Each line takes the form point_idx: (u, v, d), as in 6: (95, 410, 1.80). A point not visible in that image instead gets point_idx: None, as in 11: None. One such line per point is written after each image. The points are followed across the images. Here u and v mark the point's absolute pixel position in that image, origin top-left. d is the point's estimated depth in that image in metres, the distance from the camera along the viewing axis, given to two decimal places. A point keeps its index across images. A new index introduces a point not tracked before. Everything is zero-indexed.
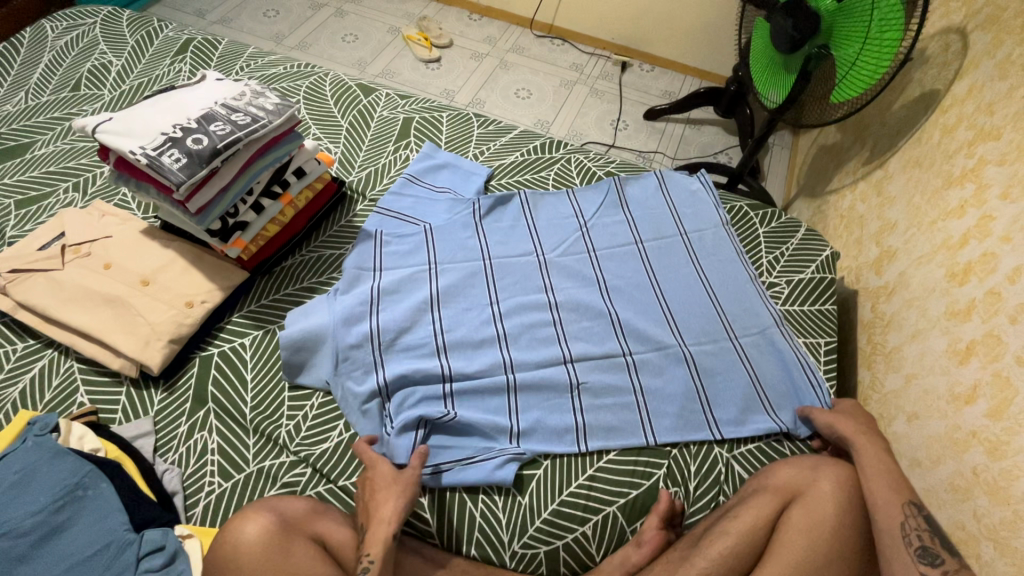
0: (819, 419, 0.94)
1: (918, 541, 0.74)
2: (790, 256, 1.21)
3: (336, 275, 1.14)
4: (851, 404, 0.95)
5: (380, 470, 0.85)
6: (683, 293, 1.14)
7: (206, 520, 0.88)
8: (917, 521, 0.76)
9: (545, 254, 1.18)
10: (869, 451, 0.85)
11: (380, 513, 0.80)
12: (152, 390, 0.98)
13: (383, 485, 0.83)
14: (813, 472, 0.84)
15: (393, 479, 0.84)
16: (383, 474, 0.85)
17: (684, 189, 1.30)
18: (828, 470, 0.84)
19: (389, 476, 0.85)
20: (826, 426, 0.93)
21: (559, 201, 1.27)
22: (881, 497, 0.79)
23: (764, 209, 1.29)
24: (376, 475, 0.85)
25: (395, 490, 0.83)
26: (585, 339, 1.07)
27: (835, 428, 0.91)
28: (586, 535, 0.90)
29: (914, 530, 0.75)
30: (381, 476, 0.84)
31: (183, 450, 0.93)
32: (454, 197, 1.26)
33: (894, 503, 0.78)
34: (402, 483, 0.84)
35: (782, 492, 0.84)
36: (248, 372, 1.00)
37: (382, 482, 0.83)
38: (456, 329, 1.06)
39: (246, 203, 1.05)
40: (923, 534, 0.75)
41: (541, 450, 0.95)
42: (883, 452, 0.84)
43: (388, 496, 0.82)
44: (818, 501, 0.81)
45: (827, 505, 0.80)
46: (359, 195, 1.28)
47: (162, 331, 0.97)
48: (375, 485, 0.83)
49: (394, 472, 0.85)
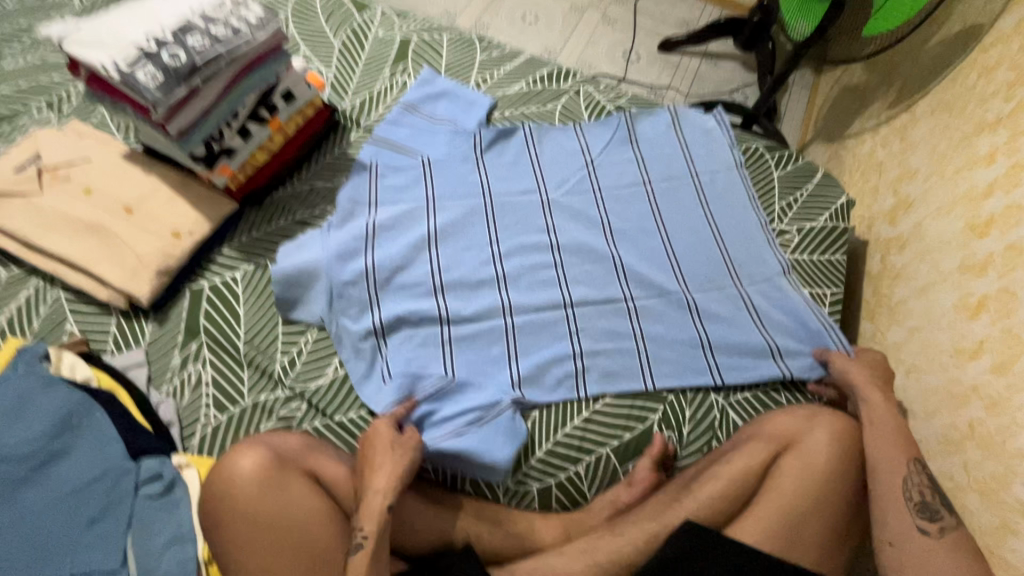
0: (837, 366, 0.93)
1: (917, 496, 0.76)
2: (804, 203, 1.16)
3: (330, 209, 1.09)
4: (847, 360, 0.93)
5: (381, 434, 0.83)
6: (690, 238, 1.10)
7: (204, 450, 0.87)
8: (920, 475, 0.77)
9: (548, 193, 1.13)
10: (873, 405, 0.85)
11: (373, 484, 0.78)
12: (143, 322, 0.96)
13: (381, 451, 0.81)
14: (809, 421, 0.84)
15: (393, 443, 0.82)
16: (384, 438, 0.82)
17: (698, 127, 1.22)
18: (825, 420, 0.84)
19: (389, 441, 0.82)
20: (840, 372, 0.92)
21: (566, 136, 1.20)
22: (882, 447, 0.80)
23: (781, 151, 1.22)
24: (375, 438, 0.82)
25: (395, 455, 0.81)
26: (587, 283, 1.04)
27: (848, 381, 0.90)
28: (578, 475, 0.92)
29: (915, 485, 0.76)
30: (381, 441, 0.82)
31: (177, 382, 0.91)
32: (454, 129, 1.19)
33: (896, 457, 0.78)
34: (402, 449, 0.82)
35: (777, 440, 0.85)
36: (240, 307, 0.98)
37: (382, 446, 0.81)
38: (453, 269, 1.02)
39: (232, 128, 0.97)
40: (923, 489, 0.76)
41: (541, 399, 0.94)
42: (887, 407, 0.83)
43: (393, 462, 0.80)
44: (812, 450, 0.81)
45: (820, 454, 0.81)
46: (353, 124, 1.20)
47: (149, 262, 0.94)
48: (373, 448, 0.81)
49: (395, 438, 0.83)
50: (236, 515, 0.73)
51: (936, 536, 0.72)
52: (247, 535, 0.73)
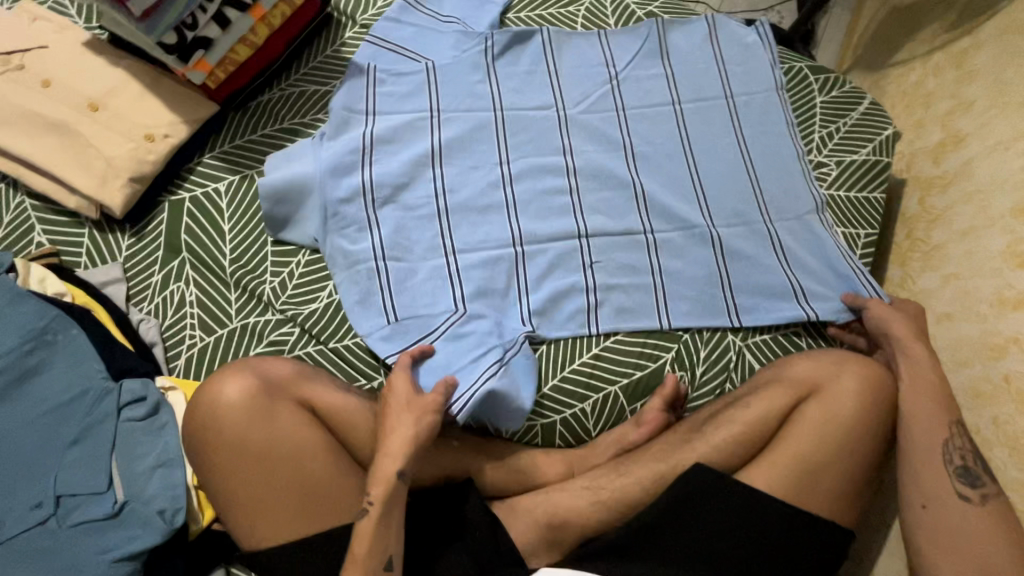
0: (875, 314, 0.87)
1: (958, 461, 0.74)
2: (846, 133, 1.05)
3: (322, 117, 0.98)
4: (885, 308, 0.86)
5: (395, 391, 0.76)
6: (719, 168, 1.00)
7: (191, 373, 0.82)
8: (962, 440, 0.75)
9: (565, 109, 1.01)
10: (910, 364, 0.81)
11: (387, 450, 0.72)
12: (119, 235, 0.87)
13: (396, 409, 0.75)
14: (837, 367, 0.80)
15: (407, 402, 0.75)
16: (398, 396, 0.76)
17: (737, 41, 1.09)
18: (854, 366, 0.79)
19: (404, 398, 0.76)
20: (878, 322, 0.86)
21: (588, 45, 1.06)
22: (925, 410, 0.77)
23: (827, 73, 1.09)
24: (391, 397, 0.76)
25: (410, 415, 0.74)
26: (602, 212, 0.95)
27: (888, 334, 0.85)
28: (584, 412, 0.88)
29: (957, 450, 0.74)
30: (396, 398, 0.75)
31: (158, 300, 0.85)
32: (462, 30, 1.05)
33: (940, 421, 0.76)
34: (418, 408, 0.75)
35: (800, 385, 0.80)
36: (225, 222, 0.89)
37: (395, 405, 0.75)
38: (457, 191, 0.93)
39: (206, 13, 0.83)
40: (965, 454, 0.74)
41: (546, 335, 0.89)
42: (931, 368, 0.80)
43: (405, 424, 0.73)
44: (838, 398, 0.77)
45: (846, 402, 0.77)
46: (348, 20, 1.05)
47: (120, 167, 0.84)
48: (388, 408, 0.75)
49: (411, 396, 0.76)
50: (227, 445, 0.71)
51: (976, 503, 0.71)
52: (244, 474, 0.70)
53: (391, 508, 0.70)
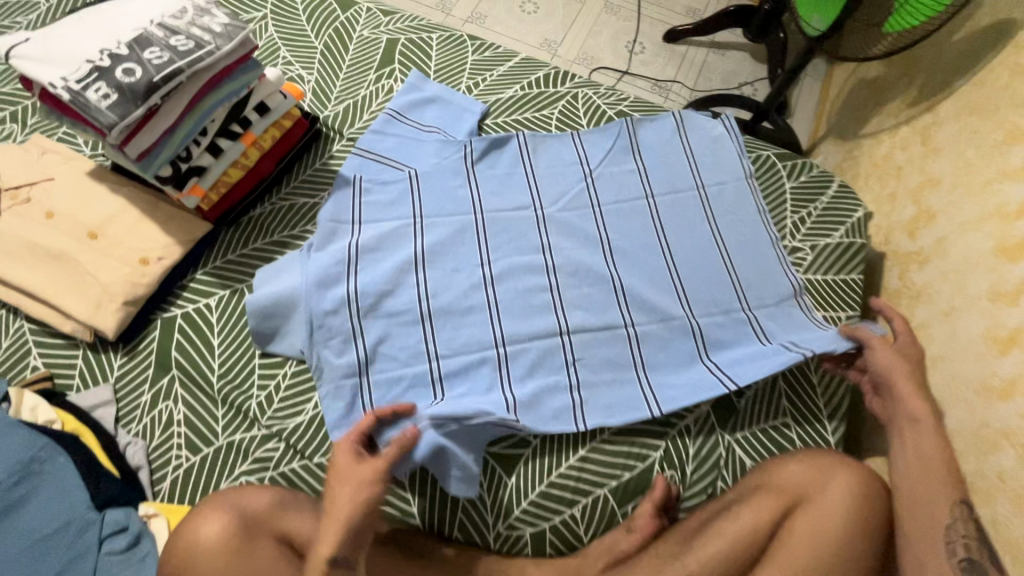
0: (880, 354, 0.88)
1: (963, 551, 0.74)
2: (818, 217, 1.08)
3: (309, 228, 1.02)
4: (890, 356, 0.87)
5: (340, 462, 0.78)
6: (696, 258, 1.02)
7: (175, 496, 0.82)
8: (965, 524, 0.75)
9: (543, 208, 1.06)
10: (911, 434, 0.83)
11: (324, 528, 0.73)
12: (111, 355, 0.90)
13: (336, 481, 0.76)
14: (825, 475, 0.81)
15: (347, 474, 0.76)
16: (343, 467, 0.77)
17: (704, 134, 1.14)
18: (841, 474, 0.81)
19: (346, 469, 0.77)
20: (882, 373, 0.87)
21: (563, 145, 1.12)
22: (925, 484, 0.79)
23: (793, 159, 1.14)
24: (337, 466, 0.78)
25: (347, 488, 0.75)
26: (584, 306, 0.97)
27: (891, 387, 0.86)
28: (574, 518, 0.86)
29: (960, 538, 0.75)
30: (337, 471, 0.77)
31: (146, 421, 0.86)
32: (443, 138, 1.11)
33: (942, 503, 0.77)
34: (356, 480, 0.76)
35: (790, 494, 0.82)
36: (215, 338, 0.92)
37: (338, 477, 0.76)
38: (440, 293, 0.96)
39: (200, 146, 0.90)
40: (968, 543, 0.74)
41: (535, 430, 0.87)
42: (936, 437, 0.81)
43: (340, 499, 0.75)
44: (824, 508, 0.79)
45: (832, 514, 0.78)
46: (336, 134, 1.12)
47: (115, 293, 0.88)
48: (333, 478, 0.77)
49: (352, 467, 0.77)
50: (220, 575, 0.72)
51: None
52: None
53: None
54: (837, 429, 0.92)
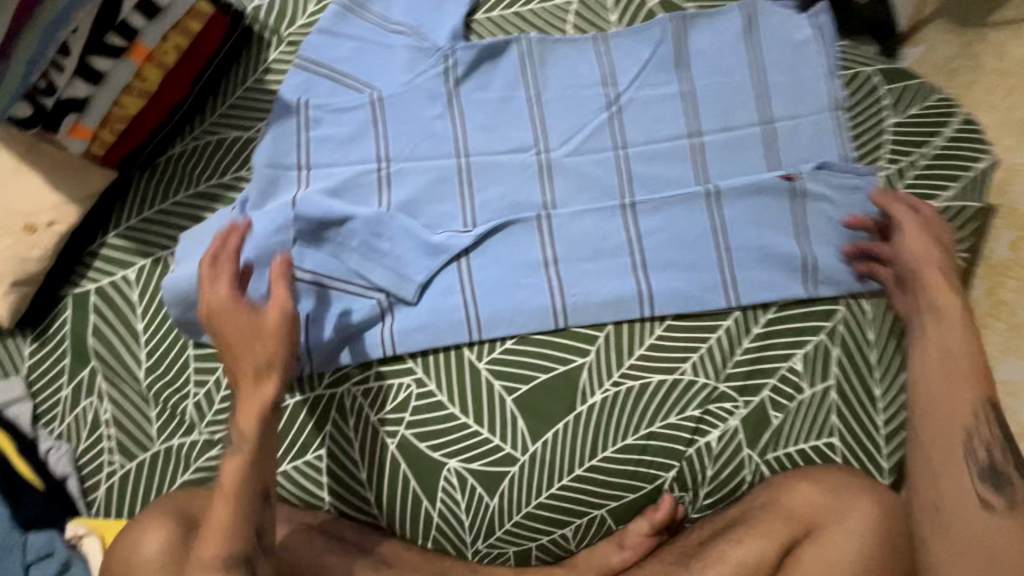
0: (908, 239, 0.72)
1: (982, 455, 0.64)
2: (925, 169, 0.79)
3: (245, 175, 0.79)
4: (922, 241, 0.72)
5: (228, 304, 0.65)
6: (750, 228, 0.77)
7: (111, 509, 0.72)
8: (987, 419, 0.65)
9: (548, 152, 0.79)
10: (936, 324, 0.70)
11: (242, 376, 0.65)
12: (20, 340, 0.75)
13: (238, 330, 0.64)
14: (840, 499, 0.70)
15: (254, 325, 0.65)
16: (237, 315, 0.65)
17: (783, 41, 0.82)
18: (861, 499, 0.69)
19: (248, 320, 0.65)
20: (908, 262, 0.72)
21: (581, 56, 0.82)
22: (944, 386, 0.67)
23: (904, 81, 0.82)
24: (218, 304, 0.65)
25: (261, 341, 0.64)
26: (589, 286, 0.76)
27: (914, 274, 0.72)
28: (565, 537, 0.76)
29: (979, 444, 0.64)
30: (232, 317, 0.65)
31: (69, 421, 0.73)
32: (417, 42, 0.81)
33: (963, 404, 0.66)
34: (265, 331, 0.65)
35: (797, 522, 0.71)
36: (138, 321, 0.75)
37: (239, 327, 0.64)
38: (404, 270, 0.75)
39: (64, 70, 0.65)
40: (990, 445, 0.64)
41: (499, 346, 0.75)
42: (963, 329, 0.68)
43: (259, 352, 0.65)
44: (834, 540, 0.69)
45: (851, 543, 0.68)
46: (273, 35, 0.83)
47: (1, 270, 0.71)
48: (225, 327, 0.65)
49: (254, 315, 0.65)
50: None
51: (999, 511, 0.62)
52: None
53: (263, 440, 0.66)
54: (895, 452, 0.75)
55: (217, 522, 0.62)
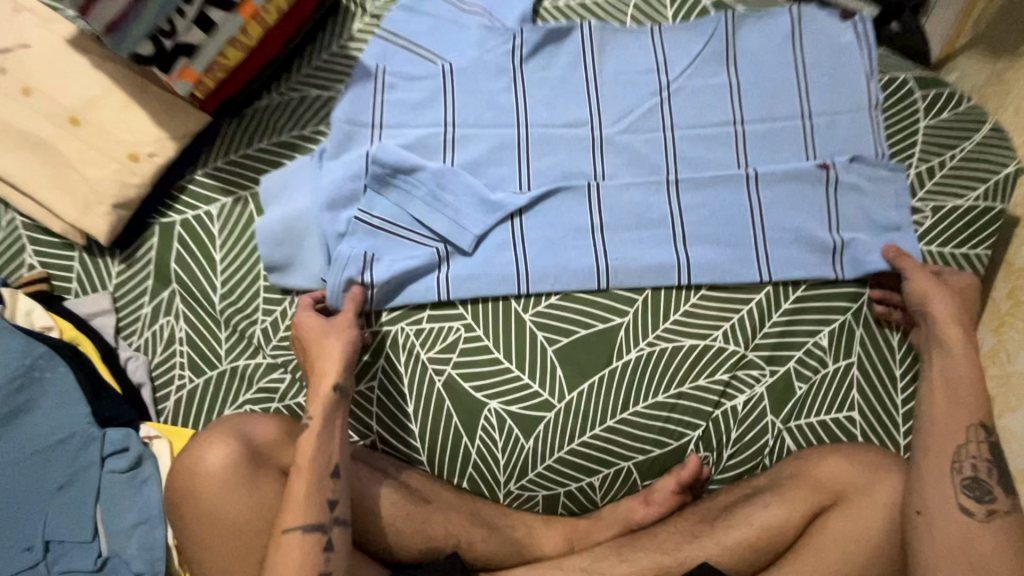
0: (917, 285, 0.77)
1: (969, 472, 0.69)
2: (953, 170, 0.85)
3: (323, 129, 0.86)
4: (925, 282, 0.76)
5: (308, 320, 0.75)
6: (786, 210, 0.82)
7: (178, 418, 0.79)
8: (976, 446, 0.70)
9: (601, 126, 0.86)
10: (942, 360, 0.74)
11: (319, 372, 0.73)
12: (108, 260, 0.82)
13: (315, 336, 0.74)
14: (870, 474, 0.72)
15: (326, 327, 0.75)
16: (314, 325, 0.75)
17: (827, 44, 0.88)
18: (889, 475, 0.72)
19: (322, 326, 0.75)
20: (916, 303, 0.76)
21: (638, 44, 0.89)
22: (945, 416, 0.72)
23: (938, 88, 0.88)
24: (305, 325, 0.75)
25: (333, 337, 0.74)
26: (630, 251, 0.82)
27: (926, 313, 0.76)
28: (592, 486, 0.80)
29: (969, 459, 0.69)
30: (311, 328, 0.75)
31: (147, 335, 0.80)
32: (488, 22, 0.89)
33: (959, 426, 0.70)
34: (337, 329, 0.75)
35: (825, 493, 0.73)
36: (216, 252, 0.82)
37: (313, 333, 0.74)
38: (461, 223, 0.81)
39: (185, 16, 0.72)
40: (977, 464, 0.69)
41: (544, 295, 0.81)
42: (969, 366, 0.73)
43: (330, 346, 0.74)
44: (863, 513, 0.71)
45: (875, 515, 0.71)
46: (359, 8, 0.92)
47: (103, 192, 0.78)
48: (307, 339, 0.75)
49: (327, 321, 0.75)
50: (202, 509, 0.67)
51: (980, 518, 0.67)
52: (223, 534, 0.67)
53: (333, 417, 0.72)
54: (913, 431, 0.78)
55: (300, 488, 0.67)
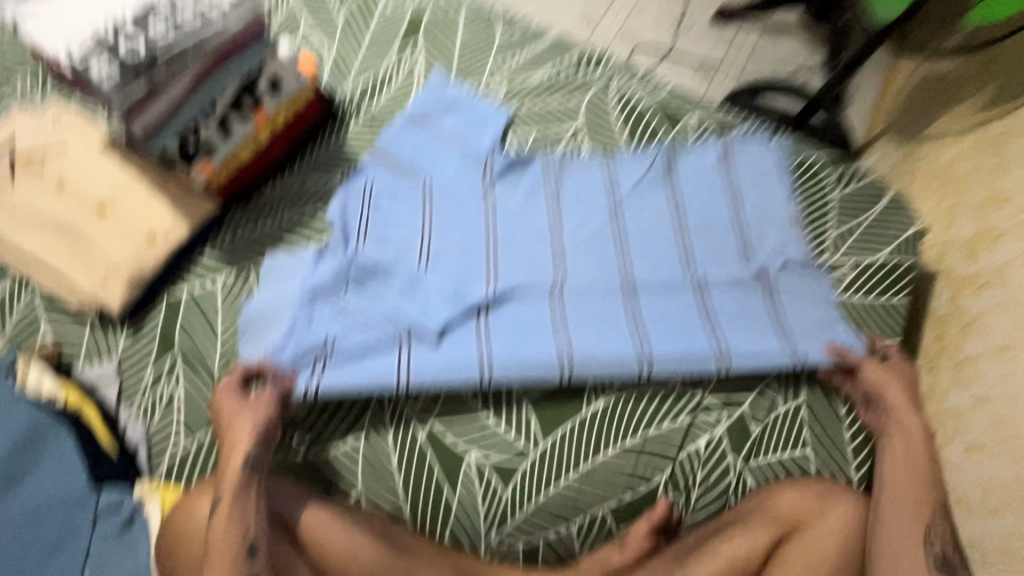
0: (873, 375, 0.85)
1: (936, 549, 0.76)
2: (864, 232, 0.99)
3: (320, 212, 0.99)
4: (884, 374, 0.84)
5: (225, 401, 0.81)
6: (731, 307, 0.91)
7: (173, 477, 0.82)
8: (941, 527, 0.78)
9: (562, 238, 0.97)
10: (902, 445, 0.82)
11: (230, 446, 0.77)
12: (117, 331, 0.89)
13: (230, 416, 0.80)
14: (823, 503, 0.80)
15: (241, 407, 0.80)
16: (230, 405, 0.81)
17: (752, 167, 1.03)
18: (839, 502, 0.80)
19: (236, 405, 0.81)
20: (875, 388, 0.84)
21: (592, 172, 1.03)
22: (907, 498, 0.78)
23: (844, 166, 1.05)
24: (223, 406, 0.81)
25: (246, 414, 0.79)
26: (590, 339, 0.88)
27: (884, 400, 0.84)
28: (570, 534, 0.84)
29: (936, 540, 0.77)
30: (228, 408, 0.81)
31: (148, 400, 0.86)
32: (464, 148, 1.04)
33: (924, 505, 0.78)
34: (251, 406, 0.80)
35: (784, 522, 0.80)
36: (218, 321, 0.90)
37: (229, 413, 0.80)
38: (428, 315, 0.89)
39: (208, 122, 0.87)
40: (943, 545, 0.76)
41: (510, 385, 0.86)
42: (923, 449, 0.81)
43: (240, 424, 0.78)
44: (819, 539, 0.79)
45: (830, 540, 0.79)
46: (352, 113, 1.08)
47: (121, 271, 0.87)
48: (223, 418, 0.80)
49: (242, 400, 0.81)
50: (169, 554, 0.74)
51: None
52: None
53: (244, 493, 0.74)
54: (862, 465, 0.86)
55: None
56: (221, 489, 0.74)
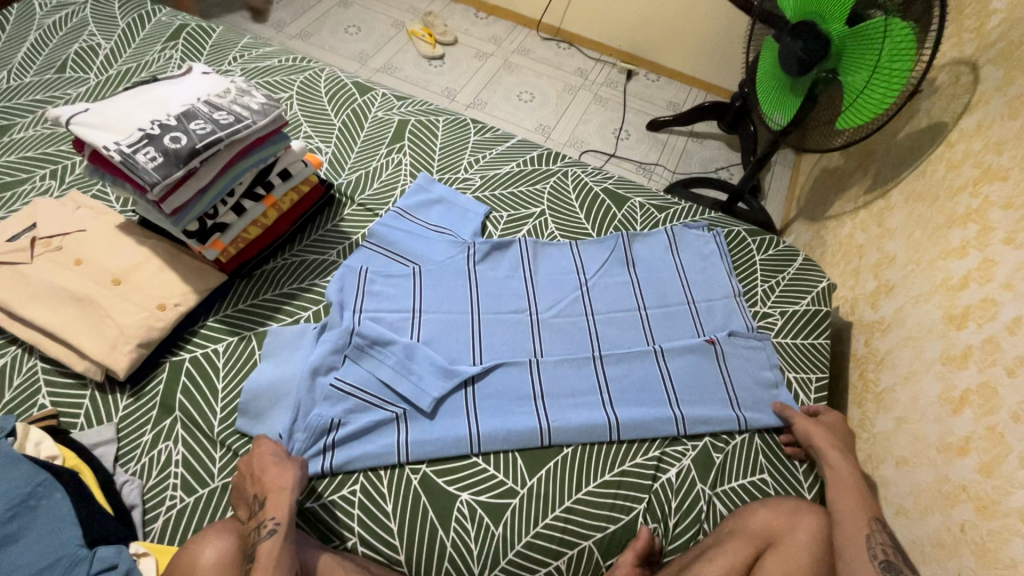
0: (801, 426, 0.97)
1: (882, 555, 0.82)
2: (786, 286, 1.18)
3: (318, 283, 1.10)
4: (809, 425, 0.96)
5: (267, 450, 0.85)
6: (688, 369, 1.04)
7: (166, 536, 0.84)
8: (882, 536, 0.85)
9: (537, 312, 1.10)
10: (833, 474, 0.92)
11: (276, 486, 0.81)
12: (118, 396, 0.94)
13: (271, 462, 0.84)
14: (791, 518, 0.87)
15: (283, 457, 0.85)
16: (271, 454, 0.85)
17: (696, 251, 1.22)
18: (806, 519, 0.87)
19: (278, 455, 0.85)
20: (803, 435, 0.96)
21: (561, 254, 1.19)
22: (845, 513, 0.87)
23: (762, 235, 1.27)
24: (263, 454, 0.85)
25: (290, 464, 0.84)
26: (569, 412, 0.98)
27: (812, 442, 0.95)
28: (559, 570, 0.87)
29: (879, 545, 0.83)
30: (269, 456, 0.85)
31: (145, 460, 0.89)
32: (451, 238, 1.18)
33: (862, 517, 0.86)
34: (292, 460, 0.85)
35: (759, 538, 0.85)
36: (219, 381, 0.96)
37: (271, 460, 0.84)
38: (423, 390, 0.96)
39: (226, 204, 1.01)
40: (886, 548, 0.83)
41: (502, 447, 0.94)
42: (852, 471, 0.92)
43: (284, 471, 0.83)
44: (794, 549, 0.84)
45: (801, 556, 0.83)
46: (347, 199, 1.24)
47: (130, 334, 0.93)
48: (264, 463, 0.84)
49: (283, 452, 0.86)
50: None
51: None
52: None
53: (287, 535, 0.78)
54: (813, 485, 0.97)
55: None
56: (273, 522, 0.78)
